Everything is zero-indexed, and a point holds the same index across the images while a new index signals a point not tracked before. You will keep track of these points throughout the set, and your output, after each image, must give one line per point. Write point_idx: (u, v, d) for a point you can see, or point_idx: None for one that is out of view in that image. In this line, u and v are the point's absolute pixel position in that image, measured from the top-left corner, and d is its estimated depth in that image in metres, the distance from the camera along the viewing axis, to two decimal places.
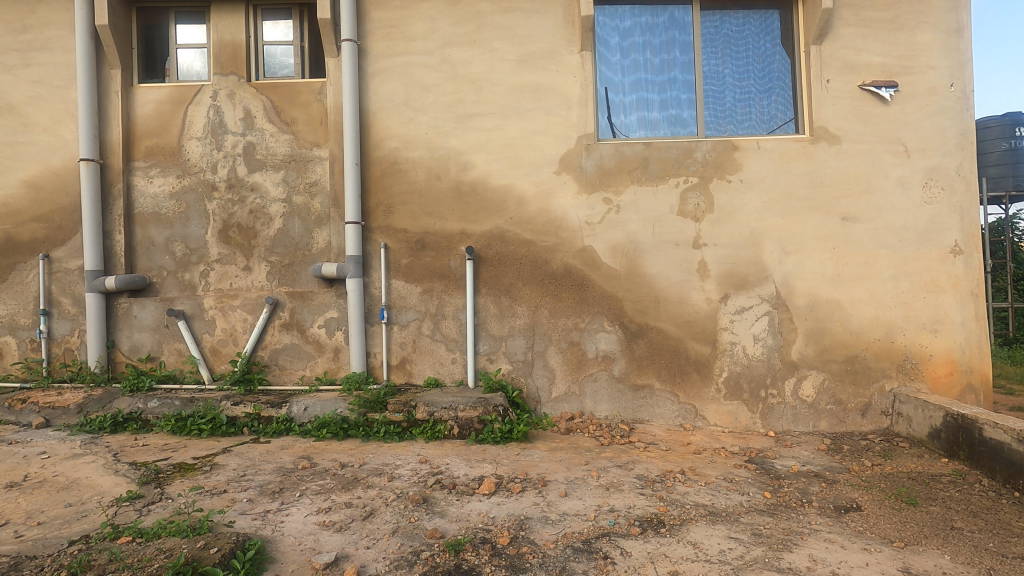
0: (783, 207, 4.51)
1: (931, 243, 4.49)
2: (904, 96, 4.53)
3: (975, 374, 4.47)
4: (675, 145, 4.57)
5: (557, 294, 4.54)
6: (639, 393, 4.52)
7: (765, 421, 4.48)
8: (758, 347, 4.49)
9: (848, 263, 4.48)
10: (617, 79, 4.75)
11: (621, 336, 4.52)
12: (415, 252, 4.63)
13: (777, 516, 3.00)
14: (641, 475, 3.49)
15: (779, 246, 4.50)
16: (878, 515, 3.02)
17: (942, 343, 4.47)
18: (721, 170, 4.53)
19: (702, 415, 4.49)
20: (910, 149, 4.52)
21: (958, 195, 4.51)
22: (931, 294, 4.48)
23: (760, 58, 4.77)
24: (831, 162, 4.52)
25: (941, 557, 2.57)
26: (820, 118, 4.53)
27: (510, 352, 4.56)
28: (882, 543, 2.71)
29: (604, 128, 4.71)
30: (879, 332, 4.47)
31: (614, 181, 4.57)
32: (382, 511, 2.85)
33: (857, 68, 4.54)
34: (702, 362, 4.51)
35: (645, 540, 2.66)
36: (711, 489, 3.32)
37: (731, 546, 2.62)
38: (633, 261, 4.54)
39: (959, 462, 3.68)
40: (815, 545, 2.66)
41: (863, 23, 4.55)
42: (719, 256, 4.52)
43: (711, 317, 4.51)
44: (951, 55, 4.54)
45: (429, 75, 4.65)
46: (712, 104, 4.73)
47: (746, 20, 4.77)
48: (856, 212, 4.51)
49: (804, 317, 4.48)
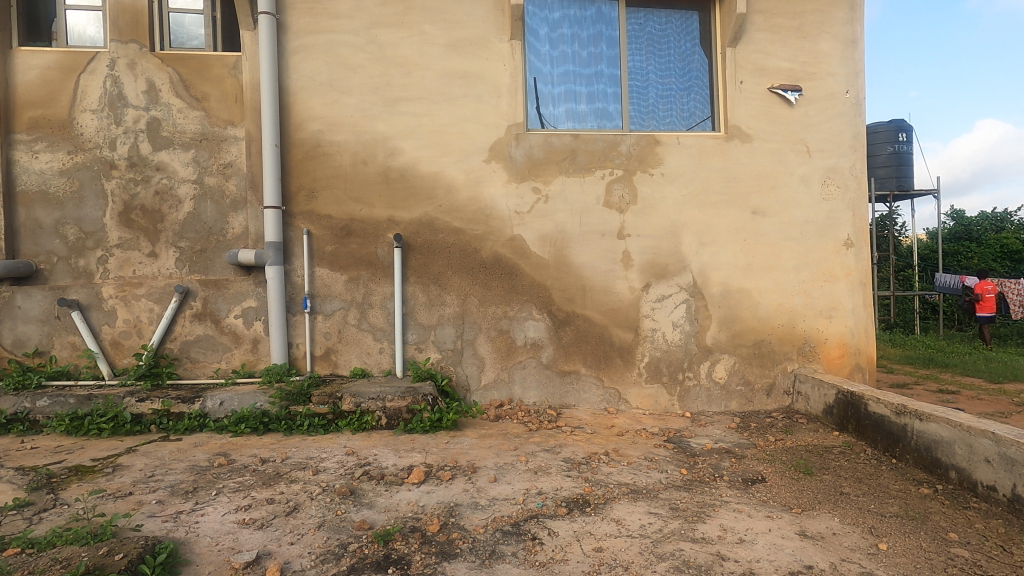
0: (700, 200, 4.76)
1: (828, 236, 4.92)
2: (807, 99, 4.90)
3: (862, 355, 4.96)
4: (602, 138, 4.69)
5: (486, 283, 4.56)
6: (566, 379, 4.64)
7: (682, 402, 4.75)
8: (676, 333, 4.74)
9: (757, 254, 4.82)
10: (546, 69, 4.79)
11: (549, 324, 4.62)
12: (341, 239, 4.48)
13: (692, 490, 3.21)
14: (567, 457, 3.60)
15: (697, 237, 4.76)
16: (779, 485, 3.31)
17: (835, 327, 4.92)
18: (644, 164, 4.71)
19: (624, 398, 4.69)
20: (811, 149, 4.91)
21: (851, 193, 4.95)
22: (828, 283, 4.91)
23: (681, 57, 4.98)
24: (743, 159, 4.82)
25: (832, 519, 2.85)
26: (734, 117, 4.81)
27: (439, 341, 4.53)
28: (782, 510, 2.96)
29: (533, 118, 4.75)
30: (783, 318, 4.85)
31: (543, 171, 4.63)
32: (307, 506, 2.77)
33: (767, 71, 4.86)
34: (625, 348, 4.69)
35: (571, 520, 2.75)
36: (633, 468, 3.48)
37: (650, 521, 2.77)
38: (561, 250, 4.63)
39: (848, 434, 4.09)
40: (725, 515, 2.87)
41: (773, 29, 4.86)
42: (642, 247, 4.71)
43: (634, 305, 4.70)
44: (848, 64, 4.95)
45: (355, 55, 4.48)
46: (636, 99, 4.89)
47: (669, 20, 4.96)
48: (764, 206, 4.84)
49: (717, 304, 4.77)
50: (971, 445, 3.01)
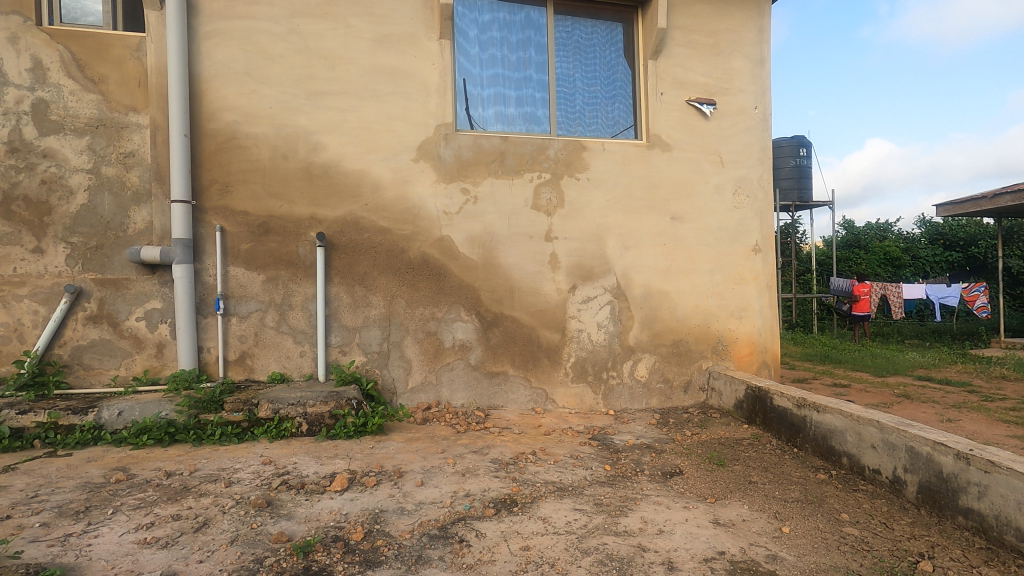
0: (624, 205, 4.94)
1: (739, 242, 5.25)
2: (720, 113, 5.21)
3: (768, 352, 5.34)
4: (530, 141, 4.75)
5: (414, 284, 4.48)
6: (494, 380, 4.65)
7: (606, 400, 4.89)
8: (601, 333, 4.89)
9: (676, 258, 5.06)
10: (476, 71, 4.79)
11: (478, 325, 4.61)
12: (258, 237, 4.24)
13: (615, 485, 3.31)
14: (495, 458, 3.61)
15: (620, 241, 4.93)
16: (695, 477, 3.49)
17: (745, 327, 5.26)
18: (570, 168, 4.82)
19: (551, 398, 4.77)
20: (725, 160, 5.22)
21: (759, 202, 5.32)
22: (739, 286, 5.25)
23: (606, 67, 5.15)
24: (663, 167, 5.05)
25: (742, 507, 3.04)
26: (655, 127, 5.03)
27: (364, 343, 4.40)
28: (698, 500, 3.13)
29: (462, 119, 4.73)
30: (699, 318, 5.13)
31: (472, 172, 4.62)
32: (218, 520, 2.59)
33: (685, 84, 5.12)
34: (553, 349, 4.77)
35: (498, 520, 2.76)
36: (559, 466, 3.55)
37: (575, 517, 2.84)
38: (490, 252, 4.64)
39: (756, 427, 4.38)
40: (645, 508, 2.99)
41: (690, 45, 5.13)
42: (569, 249, 4.82)
43: (561, 306, 4.79)
44: (756, 82, 5.32)
45: (274, 45, 4.27)
46: (564, 105, 5.00)
47: (595, 29, 5.12)
48: (682, 212, 5.10)
49: (639, 305, 4.97)
50: (860, 433, 3.30)
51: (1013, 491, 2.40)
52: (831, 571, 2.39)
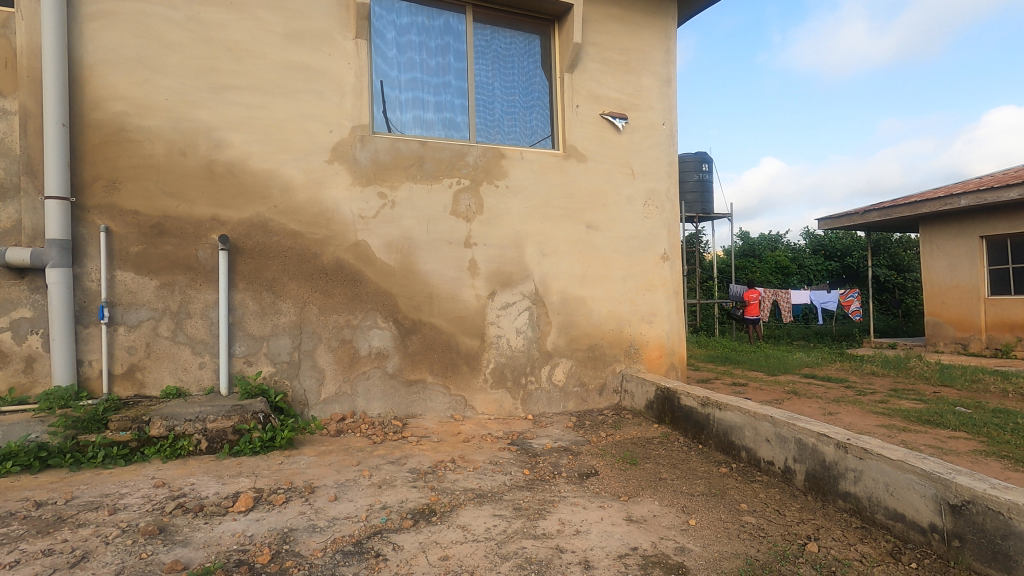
0: (542, 213, 5.04)
1: (649, 250, 5.53)
2: (631, 127, 5.47)
3: (676, 355, 5.66)
4: (449, 147, 4.73)
5: (327, 290, 4.30)
6: (412, 388, 4.56)
7: (525, 405, 4.95)
8: (520, 339, 4.94)
9: (591, 265, 5.24)
10: (394, 74, 4.71)
11: (395, 332, 4.50)
12: (150, 239, 3.89)
13: (533, 489, 3.35)
14: (413, 468, 3.53)
15: (538, 247, 5.02)
16: (610, 476, 3.60)
17: (655, 331, 5.54)
18: (489, 175, 4.85)
19: (471, 405, 4.75)
20: (636, 172, 5.49)
21: (666, 213, 5.63)
22: (649, 292, 5.52)
23: (524, 77, 5.24)
24: (579, 177, 5.22)
25: (653, 503, 3.18)
26: (571, 137, 5.19)
27: (272, 353, 4.16)
28: (612, 499, 3.23)
29: (379, 121, 4.62)
30: (613, 323, 5.33)
31: (390, 176, 4.52)
32: (101, 553, 2.33)
33: (599, 98, 5.33)
34: (472, 355, 4.76)
35: (416, 532, 2.70)
36: (478, 473, 3.53)
37: (495, 523, 2.83)
38: (408, 257, 4.56)
39: (665, 426, 4.61)
40: (563, 510, 3.04)
41: (604, 61, 5.35)
42: (488, 256, 4.83)
43: (480, 312, 4.79)
44: (664, 100, 5.65)
45: (172, 32, 3.95)
46: (483, 113, 5.03)
47: (513, 40, 5.20)
48: (597, 221, 5.29)
49: (557, 311, 5.08)
50: (756, 427, 3.57)
51: (882, 474, 2.70)
52: (733, 558, 2.55)
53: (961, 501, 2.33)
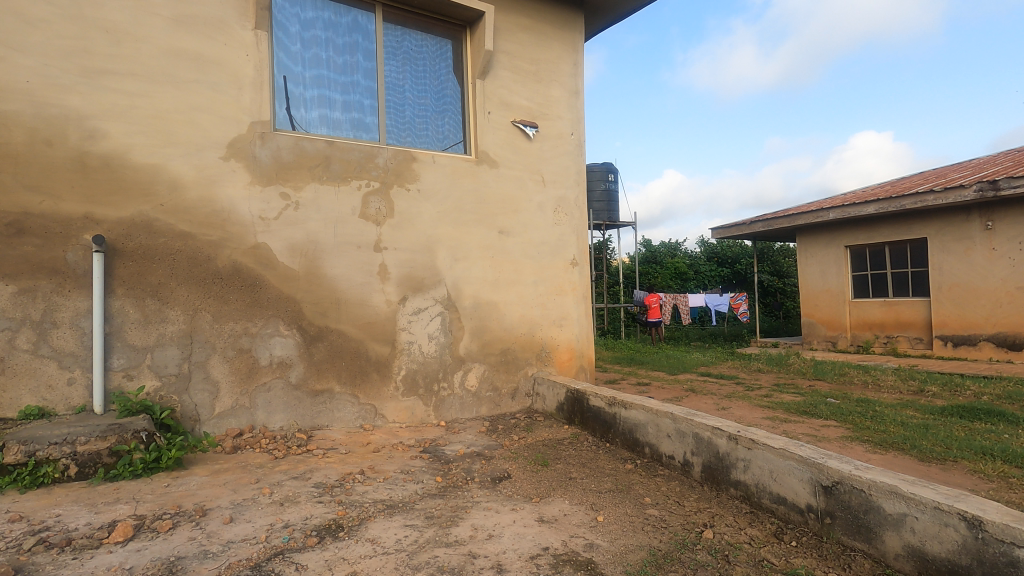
0: (454, 218, 5.02)
1: (559, 256, 5.69)
2: (541, 136, 5.61)
3: (584, 357, 5.88)
4: (358, 148, 4.59)
5: (222, 296, 4.00)
6: (317, 399, 4.35)
7: (437, 412, 4.88)
8: (432, 345, 4.87)
9: (503, 270, 5.30)
10: (298, 69, 4.49)
11: (299, 340, 4.28)
12: (6, 239, 3.41)
13: (446, 496, 3.31)
14: (319, 482, 3.36)
15: (451, 252, 4.99)
16: (522, 479, 3.65)
17: (564, 334, 5.72)
18: (400, 178, 4.75)
19: (381, 413, 4.61)
20: (546, 180, 5.63)
21: (575, 220, 5.83)
22: (559, 296, 5.69)
23: (436, 81, 5.21)
24: (491, 182, 5.26)
25: (564, 502, 3.26)
26: (483, 143, 5.23)
27: (157, 365, 3.79)
28: (525, 501, 3.27)
29: (282, 118, 4.38)
30: (525, 327, 5.43)
31: (293, 175, 4.29)
32: None
33: (510, 106, 5.42)
34: (382, 362, 4.63)
35: (322, 549, 2.57)
36: (389, 483, 3.43)
37: (406, 534, 2.76)
38: (313, 262, 4.34)
39: (575, 426, 4.75)
40: (476, 515, 3.04)
41: (515, 70, 5.44)
42: (398, 260, 4.73)
43: (390, 318, 4.67)
44: (572, 111, 5.86)
45: (35, 6, 3.51)
46: (393, 115, 4.93)
47: (424, 43, 5.15)
48: (509, 226, 5.36)
49: (469, 316, 5.08)
50: (658, 424, 3.77)
51: (767, 462, 2.94)
52: (637, 550, 2.67)
53: (832, 482, 2.60)
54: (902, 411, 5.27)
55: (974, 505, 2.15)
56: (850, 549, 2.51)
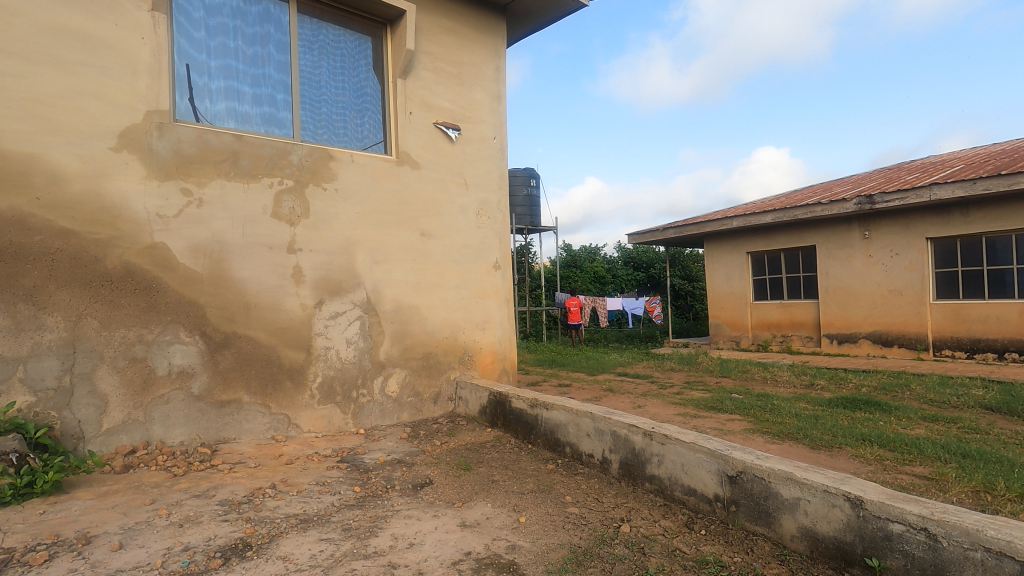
0: (374, 219, 4.88)
1: (481, 259, 5.70)
2: (464, 139, 5.59)
3: (507, 359, 5.93)
4: (270, 143, 4.35)
5: (112, 301, 3.64)
6: (223, 410, 4.06)
7: (356, 419, 4.71)
8: (350, 350, 4.70)
9: (425, 273, 5.23)
10: (202, 58, 4.19)
11: (203, 348, 3.97)
12: None
13: (365, 506, 3.20)
14: (224, 499, 3.13)
15: (370, 254, 4.85)
16: (444, 484, 3.60)
17: (487, 338, 5.73)
18: (316, 177, 4.56)
19: (295, 424, 4.38)
20: (468, 183, 5.62)
21: (497, 224, 5.86)
22: (481, 299, 5.69)
23: (354, 78, 5.05)
24: (412, 184, 5.17)
25: (487, 505, 3.25)
26: (404, 144, 5.13)
27: (32, 378, 3.37)
28: (447, 506, 3.23)
29: (183, 109, 4.06)
30: (447, 331, 5.38)
31: (196, 170, 3.99)
32: None
33: (432, 108, 5.36)
34: (296, 370, 4.40)
35: (227, 571, 2.39)
36: (303, 496, 3.27)
37: (321, 548, 2.63)
38: (219, 263, 4.06)
39: (498, 429, 4.75)
40: (396, 524, 2.95)
41: (437, 71, 5.40)
42: (314, 262, 4.52)
43: (305, 323, 4.45)
44: (494, 115, 5.90)
45: None
46: (308, 110, 4.72)
47: (343, 38, 4.98)
48: (431, 229, 5.29)
49: (390, 320, 4.96)
50: (578, 423, 3.86)
51: (679, 456, 3.09)
52: (559, 548, 2.71)
53: (737, 472, 2.77)
54: (796, 404, 5.75)
55: (857, 486, 2.37)
56: (752, 534, 2.69)
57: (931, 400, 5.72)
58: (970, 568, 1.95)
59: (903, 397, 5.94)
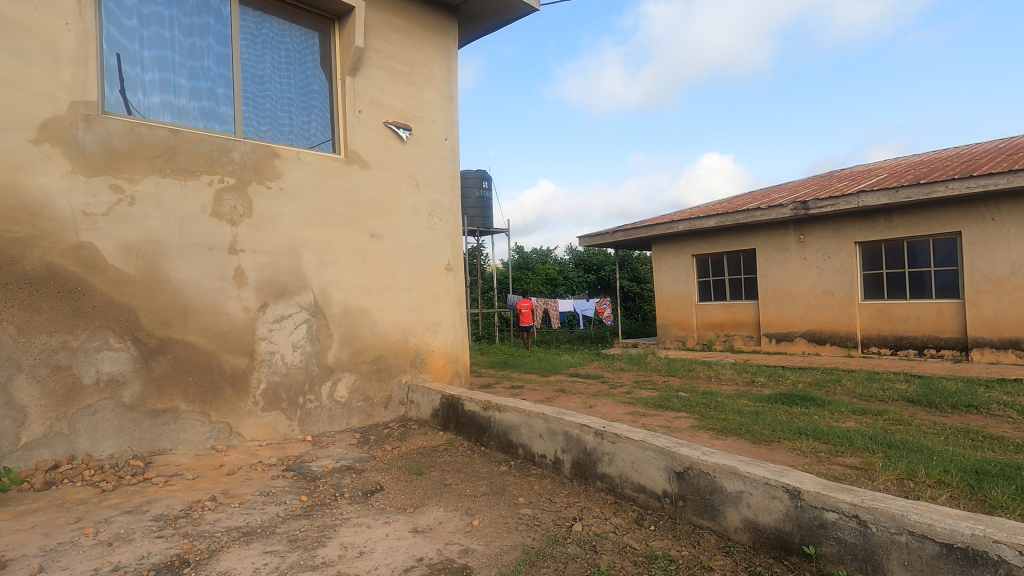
0: (321, 219, 4.75)
1: (433, 261, 5.64)
2: (415, 139, 5.52)
3: (459, 362, 5.89)
4: (209, 139, 4.15)
5: (32, 305, 3.37)
6: (158, 420, 3.83)
7: (302, 426, 4.56)
8: (296, 354, 4.54)
9: (375, 275, 5.13)
10: (134, 47, 3.96)
11: (134, 354, 3.74)
12: None
13: (312, 516, 3.09)
14: (159, 515, 2.96)
15: (317, 256, 4.71)
16: (396, 490, 3.53)
17: (439, 340, 5.68)
18: (260, 175, 4.39)
19: (236, 432, 4.19)
20: (419, 183, 5.55)
21: (449, 225, 5.82)
22: (433, 301, 5.63)
23: (300, 73, 4.90)
24: (361, 184, 5.06)
25: (439, 510, 3.21)
26: (353, 143, 5.02)
27: None
28: (398, 512, 3.17)
29: (113, 101, 3.83)
30: (398, 334, 5.29)
31: (127, 166, 3.76)
32: None
33: (382, 106, 5.27)
34: (238, 376, 4.21)
35: None
36: (246, 508, 3.13)
37: (265, 561, 2.53)
38: (153, 265, 3.84)
39: (450, 432, 4.71)
40: (345, 533, 2.87)
41: (387, 70, 5.31)
42: (257, 264, 4.35)
43: (248, 327, 4.27)
44: (445, 116, 5.85)
45: None
46: (251, 106, 4.54)
47: (288, 32, 4.82)
48: (381, 230, 5.20)
49: (338, 323, 4.83)
50: (531, 424, 3.87)
51: (629, 454, 3.15)
52: (512, 550, 2.71)
53: (684, 468, 2.85)
54: (739, 400, 5.98)
55: (795, 478, 2.48)
56: (699, 527, 2.78)
57: (861, 394, 6.09)
58: (896, 551, 2.08)
59: (836, 392, 6.29)
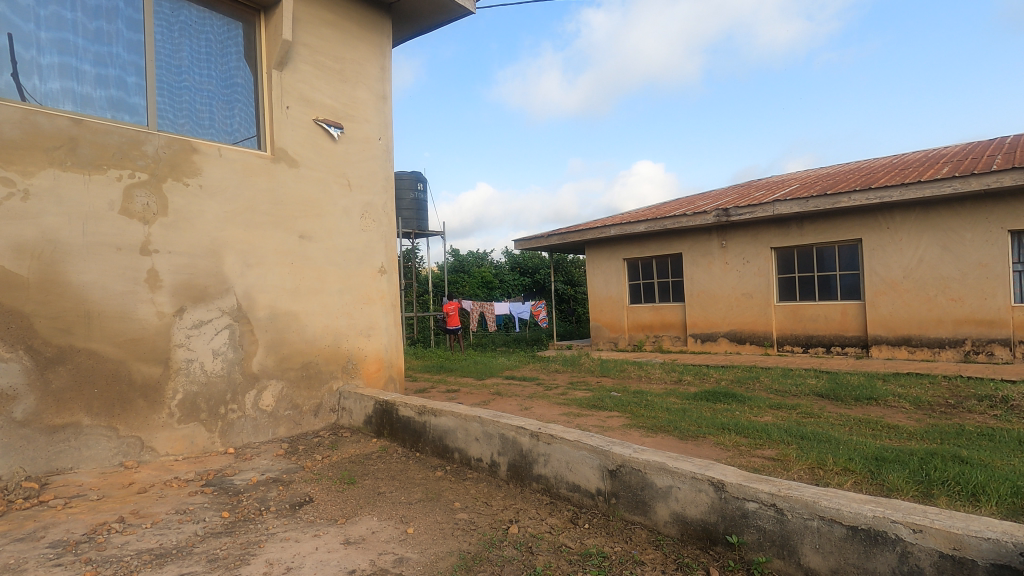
0: (245, 219, 4.51)
1: (366, 263, 5.50)
2: (346, 138, 5.36)
3: (393, 366, 5.76)
4: (118, 130, 3.83)
5: None
6: (57, 437, 3.48)
7: (224, 438, 4.30)
8: (217, 362, 4.28)
9: (304, 277, 4.93)
10: (29, 27, 3.61)
11: (27, 364, 3.39)
12: None
13: (234, 533, 2.92)
14: (57, 541, 2.69)
15: (241, 257, 4.47)
16: (326, 501, 3.40)
17: (372, 345, 5.53)
18: (176, 171, 4.10)
19: (149, 447, 3.89)
20: (351, 184, 5.39)
21: (383, 227, 5.69)
22: (366, 305, 5.48)
23: (222, 65, 4.63)
24: (289, 183, 4.85)
25: (372, 519, 3.12)
26: (280, 140, 4.80)
27: None
28: (329, 524, 3.05)
29: (4, 86, 3.48)
30: (329, 338, 5.11)
31: (20, 157, 3.41)
32: None
33: (311, 103, 5.08)
34: (151, 386, 3.91)
35: None
36: (159, 528, 2.90)
37: None
38: (51, 266, 3.50)
39: (384, 439, 4.60)
40: (271, 548, 2.73)
41: (317, 65, 5.13)
42: (173, 266, 4.06)
43: (162, 333, 3.98)
44: (379, 115, 5.72)
45: None
46: (167, 97, 4.24)
47: (208, 20, 4.55)
48: (310, 231, 5.01)
49: (263, 328, 4.60)
50: (467, 428, 3.85)
51: (565, 454, 3.19)
52: (447, 556, 2.67)
53: (616, 466, 2.93)
54: (667, 398, 6.23)
55: (718, 471, 2.61)
56: (630, 523, 2.86)
57: (777, 390, 6.51)
58: (809, 535, 2.23)
59: (755, 388, 6.69)
